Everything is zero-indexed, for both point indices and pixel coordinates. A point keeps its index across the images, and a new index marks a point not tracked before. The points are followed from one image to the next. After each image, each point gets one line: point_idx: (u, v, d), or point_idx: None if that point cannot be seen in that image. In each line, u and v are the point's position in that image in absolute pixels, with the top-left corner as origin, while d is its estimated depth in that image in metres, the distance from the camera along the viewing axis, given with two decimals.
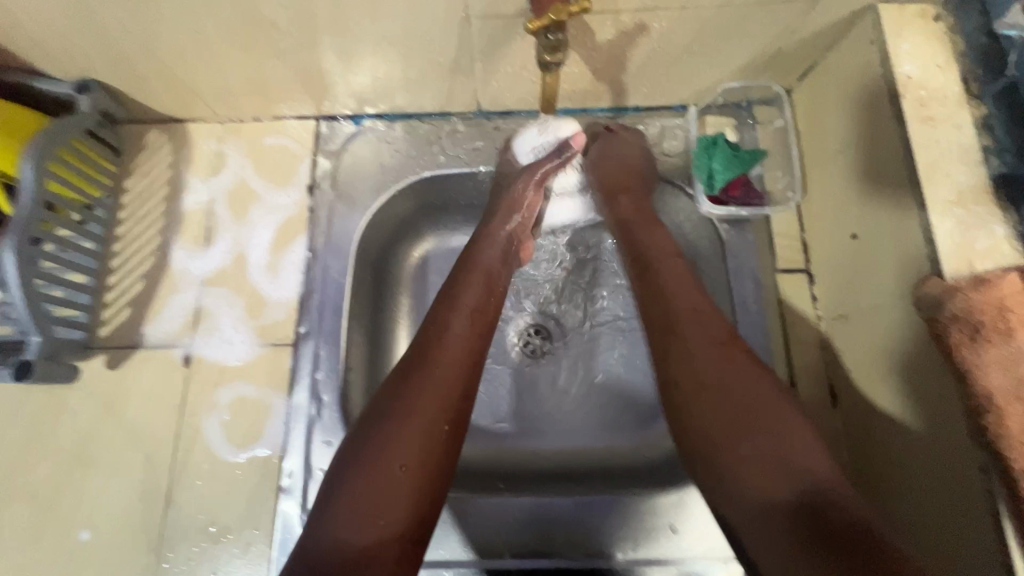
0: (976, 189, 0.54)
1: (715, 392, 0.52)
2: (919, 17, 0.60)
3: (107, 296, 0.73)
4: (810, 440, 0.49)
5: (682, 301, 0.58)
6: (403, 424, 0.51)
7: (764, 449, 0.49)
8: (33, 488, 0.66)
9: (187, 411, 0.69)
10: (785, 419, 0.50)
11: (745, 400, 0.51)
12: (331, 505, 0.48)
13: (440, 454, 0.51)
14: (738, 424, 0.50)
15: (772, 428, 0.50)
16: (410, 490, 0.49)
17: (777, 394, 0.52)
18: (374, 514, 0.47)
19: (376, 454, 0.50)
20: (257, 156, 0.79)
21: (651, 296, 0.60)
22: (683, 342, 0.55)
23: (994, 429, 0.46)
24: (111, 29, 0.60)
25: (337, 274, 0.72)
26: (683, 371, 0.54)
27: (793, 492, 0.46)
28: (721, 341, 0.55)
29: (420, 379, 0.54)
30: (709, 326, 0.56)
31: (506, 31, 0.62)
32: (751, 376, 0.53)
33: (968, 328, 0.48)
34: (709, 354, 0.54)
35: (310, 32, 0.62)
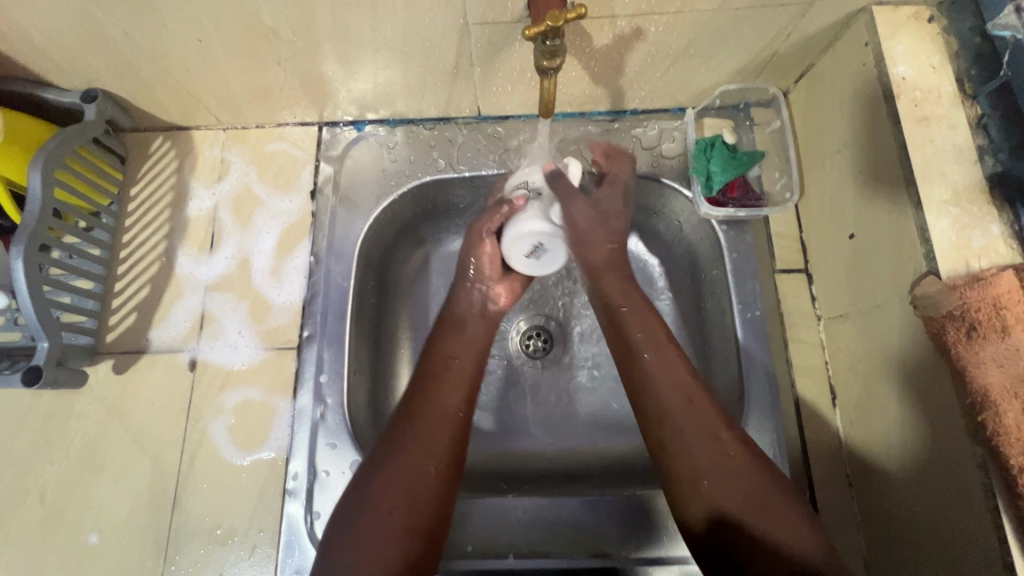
0: (971, 188, 0.55)
1: (715, 483, 0.54)
2: (913, 19, 0.60)
3: (114, 301, 0.74)
4: (807, 533, 0.51)
5: (676, 396, 0.59)
6: (399, 467, 0.56)
7: (765, 542, 0.50)
8: (42, 492, 0.67)
9: (192, 415, 0.70)
10: (784, 515, 0.52)
11: (745, 494, 0.53)
12: (336, 542, 0.51)
13: (435, 500, 0.55)
14: (741, 517, 0.52)
15: (773, 519, 0.51)
16: (401, 530, 0.52)
17: (750, 449, 0.57)
18: (370, 552, 0.50)
19: (373, 499, 0.54)
20: (260, 163, 0.80)
21: (671, 366, 0.62)
22: (681, 429, 0.57)
23: (991, 425, 0.47)
24: (117, 39, 0.61)
25: (340, 278, 0.73)
26: (683, 466, 0.56)
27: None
28: (715, 433, 0.56)
29: (411, 428, 0.59)
30: (708, 421, 0.57)
31: (505, 37, 0.62)
32: (749, 470, 0.54)
33: (965, 326, 0.48)
34: (707, 447, 0.56)
35: (311, 39, 0.63)
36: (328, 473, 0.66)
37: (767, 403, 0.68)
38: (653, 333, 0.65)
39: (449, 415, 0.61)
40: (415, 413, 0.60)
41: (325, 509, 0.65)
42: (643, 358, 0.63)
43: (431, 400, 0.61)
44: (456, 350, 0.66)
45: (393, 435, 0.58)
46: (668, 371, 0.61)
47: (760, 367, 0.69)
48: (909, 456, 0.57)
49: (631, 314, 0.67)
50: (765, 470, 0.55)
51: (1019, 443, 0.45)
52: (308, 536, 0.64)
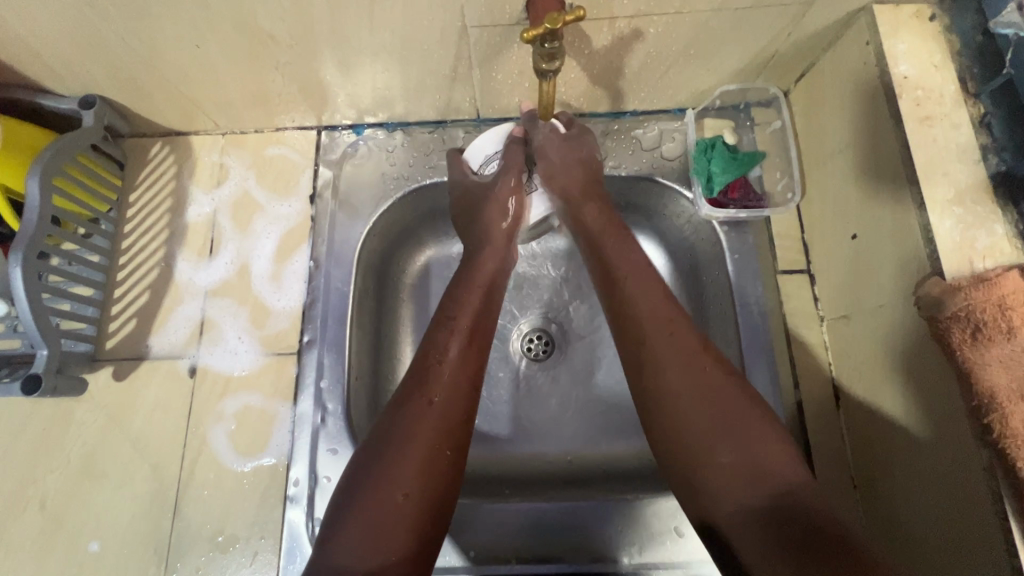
0: (975, 187, 0.54)
1: (689, 408, 0.54)
2: (914, 17, 0.60)
3: (113, 308, 0.74)
4: (776, 446, 0.52)
5: (650, 309, 0.61)
6: (403, 451, 0.52)
7: (735, 462, 0.51)
8: (43, 500, 0.67)
9: (193, 421, 0.70)
10: (754, 431, 0.52)
11: (716, 415, 0.53)
12: (335, 528, 0.49)
13: (440, 480, 0.52)
14: (708, 437, 0.53)
15: (744, 438, 0.52)
16: (410, 521, 0.50)
17: (733, 380, 0.55)
18: (375, 539, 0.48)
19: (373, 488, 0.50)
20: (259, 167, 0.80)
21: (647, 287, 0.62)
22: (655, 350, 0.58)
23: (998, 428, 0.46)
24: (115, 45, 0.60)
25: (340, 282, 0.73)
26: (663, 398, 0.56)
27: (765, 496, 0.49)
28: (691, 352, 0.57)
29: (421, 408, 0.55)
30: (683, 339, 0.58)
31: (503, 39, 0.62)
32: (720, 390, 0.55)
33: (970, 327, 0.48)
34: (681, 368, 0.56)
35: (309, 43, 0.62)
36: (330, 479, 0.66)
37: (770, 406, 0.68)
38: (635, 268, 0.64)
39: (443, 388, 0.57)
40: (427, 390, 0.57)
41: (326, 515, 0.65)
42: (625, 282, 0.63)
43: (435, 370, 0.58)
44: (438, 337, 0.61)
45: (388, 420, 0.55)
46: (660, 313, 0.60)
47: (763, 370, 0.69)
48: (915, 459, 0.57)
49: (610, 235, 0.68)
50: (750, 405, 0.54)
51: None
52: (309, 542, 0.64)
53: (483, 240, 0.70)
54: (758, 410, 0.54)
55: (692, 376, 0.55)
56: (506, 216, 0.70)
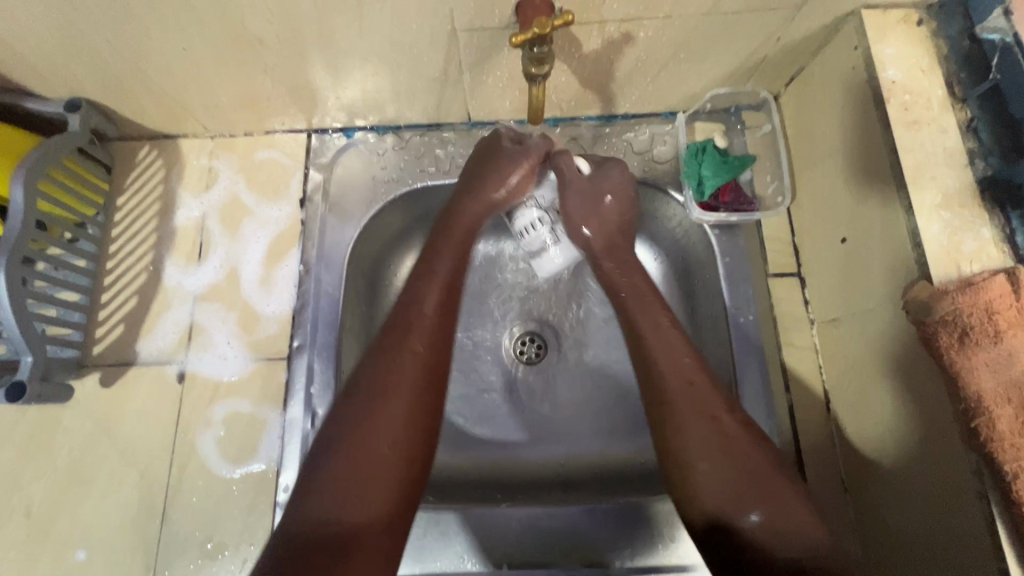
0: (962, 192, 0.54)
1: (717, 471, 0.53)
2: (902, 22, 0.60)
3: (101, 313, 0.73)
4: (802, 511, 0.51)
5: (674, 372, 0.58)
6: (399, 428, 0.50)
7: (765, 523, 0.50)
8: (28, 508, 0.66)
9: (181, 428, 0.69)
10: (781, 494, 0.51)
11: (743, 477, 0.52)
12: (318, 501, 0.46)
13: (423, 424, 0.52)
14: (738, 496, 0.51)
15: (772, 500, 0.51)
16: (399, 500, 0.48)
17: (759, 445, 0.55)
18: (358, 494, 0.47)
19: (368, 461, 0.48)
20: (248, 171, 0.79)
21: (672, 344, 0.60)
22: (677, 410, 0.56)
23: (985, 432, 0.46)
24: (100, 48, 0.60)
25: (330, 286, 0.72)
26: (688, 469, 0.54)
27: (798, 564, 0.48)
28: (713, 414, 0.56)
29: (422, 392, 0.53)
30: (706, 402, 0.56)
31: (493, 43, 0.62)
32: (745, 453, 0.54)
33: (957, 331, 0.48)
34: (706, 428, 0.55)
35: (297, 46, 0.62)
36: None
37: (761, 410, 0.68)
38: (661, 332, 0.62)
39: (438, 381, 0.54)
40: (427, 371, 0.54)
41: None
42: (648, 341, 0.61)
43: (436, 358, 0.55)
44: (412, 289, 0.59)
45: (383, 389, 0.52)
46: (682, 373, 0.58)
47: (754, 373, 0.69)
48: (904, 462, 0.57)
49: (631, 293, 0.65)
50: (774, 469, 0.53)
51: (1013, 450, 0.45)
52: None
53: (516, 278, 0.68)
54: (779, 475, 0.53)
55: (717, 439, 0.54)
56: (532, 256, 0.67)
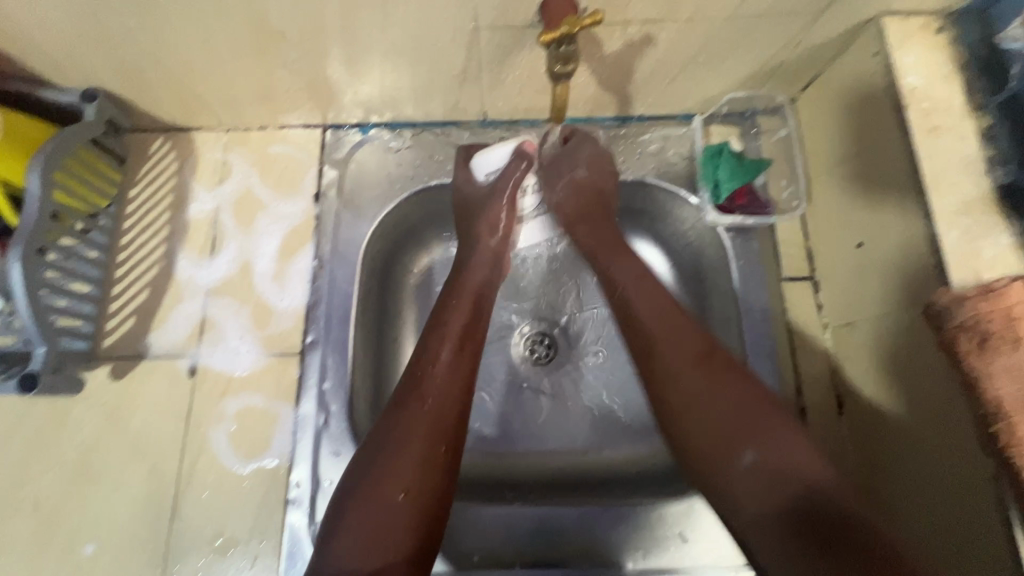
0: (981, 198, 0.55)
1: (706, 406, 0.55)
2: (922, 29, 0.61)
3: (111, 306, 0.72)
4: (797, 442, 0.51)
5: (654, 323, 0.60)
6: (392, 456, 0.53)
7: (759, 461, 0.51)
8: (36, 501, 0.66)
9: (192, 421, 0.69)
10: (786, 436, 0.52)
11: (738, 415, 0.54)
12: (342, 523, 0.50)
13: (438, 472, 0.54)
14: (735, 434, 0.53)
15: (767, 440, 0.52)
16: (410, 515, 0.51)
17: (748, 387, 0.56)
18: (374, 545, 0.49)
19: (372, 490, 0.51)
20: (262, 165, 0.79)
21: (652, 295, 0.62)
22: (665, 359, 0.58)
23: (1004, 437, 0.47)
24: (120, 39, 0.59)
25: (344, 282, 0.72)
26: (674, 398, 0.57)
27: (795, 501, 0.48)
28: (699, 358, 0.57)
29: (415, 410, 0.56)
30: (686, 343, 0.59)
31: (516, 41, 0.62)
32: (769, 430, 0.52)
33: (977, 337, 0.48)
34: (689, 369, 0.57)
35: (319, 41, 0.61)
36: (332, 482, 0.65)
37: None
38: (644, 284, 0.63)
39: (443, 434, 0.55)
40: (420, 391, 0.57)
41: None
42: (647, 289, 0.63)
43: (427, 372, 0.58)
44: (427, 344, 0.61)
45: (385, 425, 0.55)
46: (663, 320, 0.60)
47: (766, 376, 0.69)
48: (920, 463, 0.58)
49: (652, 278, 0.64)
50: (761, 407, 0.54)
51: None
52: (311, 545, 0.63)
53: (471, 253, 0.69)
54: (751, 390, 0.55)
55: (704, 377, 0.56)
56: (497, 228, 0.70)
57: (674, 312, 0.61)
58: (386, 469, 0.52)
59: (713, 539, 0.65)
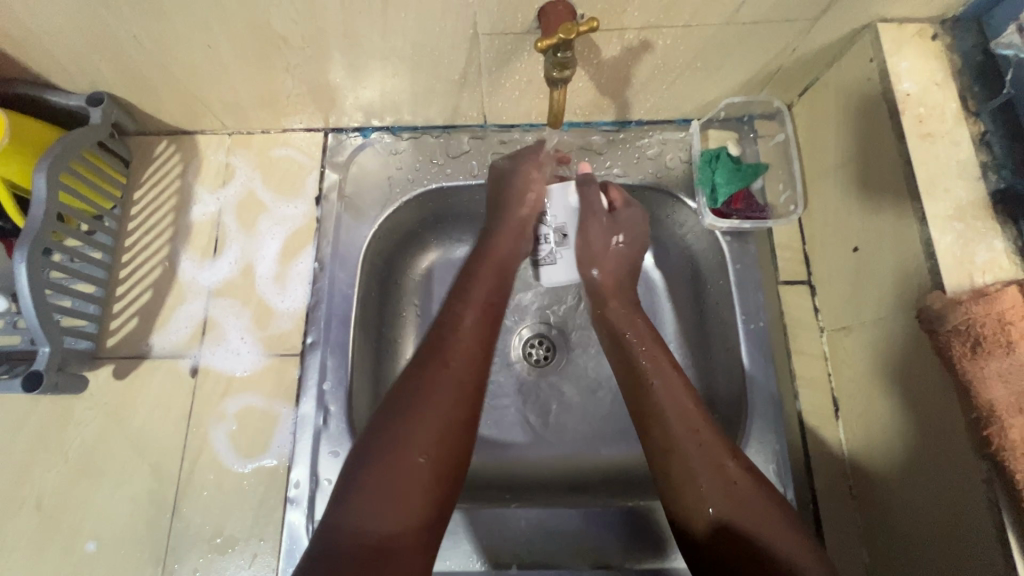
0: (975, 203, 0.55)
1: (716, 505, 0.53)
2: (917, 35, 0.61)
3: (115, 306, 0.73)
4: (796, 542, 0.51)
5: (681, 423, 0.58)
6: (411, 420, 0.53)
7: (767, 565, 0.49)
8: (38, 499, 0.66)
9: (194, 421, 0.69)
10: (788, 541, 0.51)
11: (761, 528, 0.51)
12: (359, 478, 0.50)
13: (456, 437, 0.54)
14: (743, 532, 0.51)
15: (769, 538, 0.51)
16: (425, 478, 0.51)
17: (755, 486, 0.54)
18: (392, 508, 0.49)
19: (394, 445, 0.51)
20: (265, 168, 0.80)
21: (676, 389, 0.60)
22: (680, 452, 0.56)
23: (996, 441, 0.47)
24: (127, 45, 0.61)
25: (345, 284, 0.73)
26: (686, 492, 0.55)
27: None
28: (722, 466, 0.55)
29: (440, 371, 0.56)
30: (703, 438, 0.57)
31: (515, 47, 0.63)
32: (767, 525, 0.52)
33: (970, 340, 0.49)
34: (713, 476, 0.54)
35: (321, 47, 0.62)
36: (331, 482, 0.66)
37: (771, 414, 0.68)
38: (669, 377, 0.62)
39: (462, 401, 0.55)
40: (442, 355, 0.58)
41: None
42: (672, 383, 0.61)
43: (450, 339, 0.59)
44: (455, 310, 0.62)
45: (408, 386, 0.55)
46: (681, 411, 0.59)
47: (762, 380, 0.70)
48: (912, 469, 0.58)
49: (675, 370, 0.63)
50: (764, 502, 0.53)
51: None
52: None
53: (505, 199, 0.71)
54: (758, 492, 0.54)
55: (727, 496, 0.53)
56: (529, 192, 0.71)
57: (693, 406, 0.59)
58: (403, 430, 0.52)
59: None
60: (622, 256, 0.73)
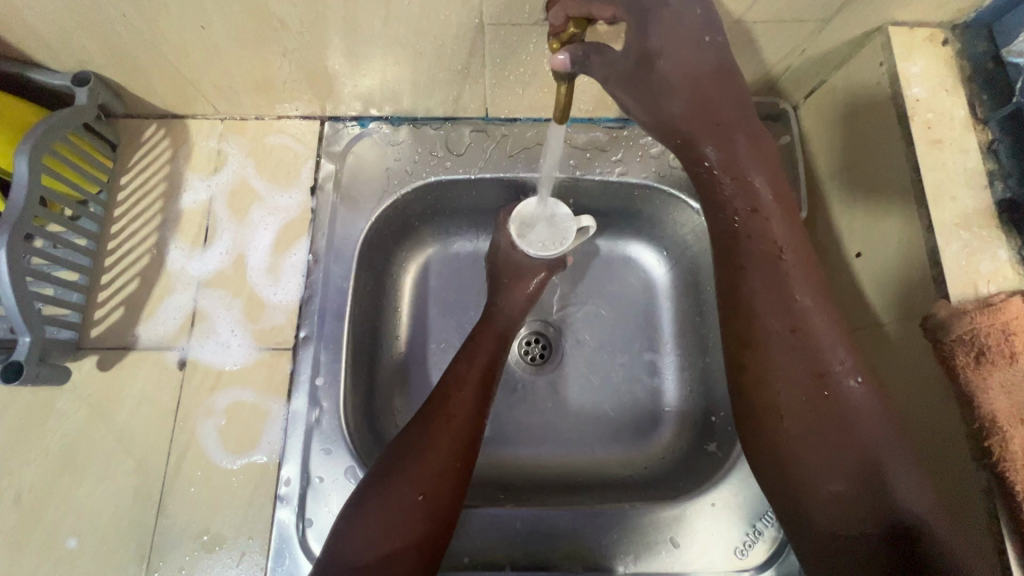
0: (981, 212, 0.55)
1: (799, 420, 0.52)
2: (928, 40, 0.60)
3: (100, 295, 0.71)
4: (893, 459, 0.49)
5: (779, 323, 0.55)
6: (410, 461, 0.54)
7: (844, 486, 0.50)
8: (17, 493, 0.64)
9: (181, 415, 0.68)
10: (878, 456, 0.50)
11: (836, 440, 0.51)
12: (355, 515, 0.51)
13: (453, 480, 0.54)
14: (817, 445, 0.51)
15: (854, 457, 0.50)
16: (421, 517, 0.52)
17: (863, 399, 0.52)
18: (385, 534, 0.50)
19: (392, 485, 0.53)
20: (259, 156, 0.78)
21: (776, 292, 0.56)
22: (772, 362, 0.54)
23: (998, 451, 0.47)
24: (115, 24, 0.58)
25: (339, 278, 0.71)
26: (764, 400, 0.54)
27: (881, 526, 0.48)
28: (822, 374, 0.53)
29: (440, 419, 0.57)
30: (809, 349, 0.54)
31: (521, 38, 0.61)
32: (852, 433, 0.50)
33: (974, 350, 0.48)
34: (800, 389, 0.53)
35: (320, 32, 0.60)
36: (322, 480, 0.64)
37: None
38: (780, 280, 0.56)
39: (459, 445, 0.56)
40: (447, 408, 0.59)
41: (317, 517, 0.63)
42: (788, 278, 0.56)
43: (453, 392, 0.60)
44: (456, 365, 0.64)
45: (412, 430, 0.57)
46: (786, 315, 0.55)
47: None
48: None
49: (794, 263, 0.57)
50: (866, 414, 0.51)
51: None
52: (300, 545, 0.62)
53: (510, 273, 0.74)
54: (863, 406, 0.51)
55: (817, 407, 0.52)
56: (534, 278, 0.74)
57: (811, 310, 0.55)
58: (402, 470, 0.53)
59: (704, 544, 0.65)
60: (698, 69, 0.57)
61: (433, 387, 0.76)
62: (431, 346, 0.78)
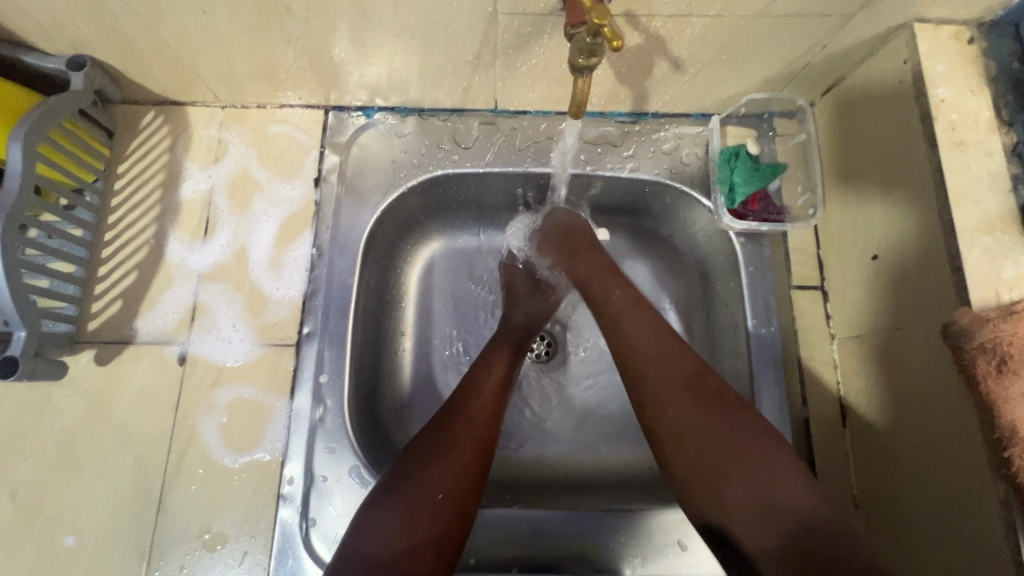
0: (1005, 217, 0.53)
1: (692, 446, 0.52)
2: (954, 38, 0.59)
3: (97, 287, 0.69)
4: (780, 464, 0.50)
5: (643, 346, 0.59)
6: (429, 459, 0.53)
7: (748, 497, 0.49)
8: (13, 490, 0.63)
9: (181, 412, 0.66)
10: (768, 462, 0.50)
11: (728, 453, 0.51)
12: (373, 514, 0.50)
13: (471, 479, 0.53)
14: (714, 468, 0.51)
15: (749, 469, 0.50)
16: (439, 516, 0.50)
17: (733, 409, 0.54)
18: (403, 532, 0.48)
19: (411, 483, 0.51)
20: (260, 146, 0.75)
21: (643, 328, 0.60)
22: (656, 391, 0.56)
23: (1018, 462, 0.46)
24: (113, 6, 0.55)
25: (344, 272, 0.69)
26: (661, 429, 0.54)
27: (789, 534, 0.47)
28: (694, 389, 0.55)
29: (458, 418, 0.56)
30: (682, 370, 0.56)
31: (535, 29, 0.59)
32: (733, 438, 0.52)
33: (996, 359, 0.48)
34: (684, 414, 0.54)
35: (326, 18, 0.58)
36: (326, 479, 0.63)
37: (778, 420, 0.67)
38: (648, 324, 0.60)
39: (477, 444, 0.55)
40: (467, 410, 0.58)
41: (321, 517, 0.62)
42: (640, 319, 0.61)
43: (469, 395, 0.59)
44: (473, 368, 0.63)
45: (430, 429, 0.56)
46: (653, 345, 0.59)
47: (771, 385, 0.69)
48: (923, 483, 0.57)
49: (647, 309, 0.62)
50: (747, 425, 0.53)
51: None
52: (303, 544, 0.61)
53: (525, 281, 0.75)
54: (739, 416, 0.53)
55: (701, 427, 0.53)
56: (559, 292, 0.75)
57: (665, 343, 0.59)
58: (421, 467, 0.52)
59: (712, 547, 0.64)
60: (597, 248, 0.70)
61: (438, 393, 0.75)
62: (436, 342, 0.77)
